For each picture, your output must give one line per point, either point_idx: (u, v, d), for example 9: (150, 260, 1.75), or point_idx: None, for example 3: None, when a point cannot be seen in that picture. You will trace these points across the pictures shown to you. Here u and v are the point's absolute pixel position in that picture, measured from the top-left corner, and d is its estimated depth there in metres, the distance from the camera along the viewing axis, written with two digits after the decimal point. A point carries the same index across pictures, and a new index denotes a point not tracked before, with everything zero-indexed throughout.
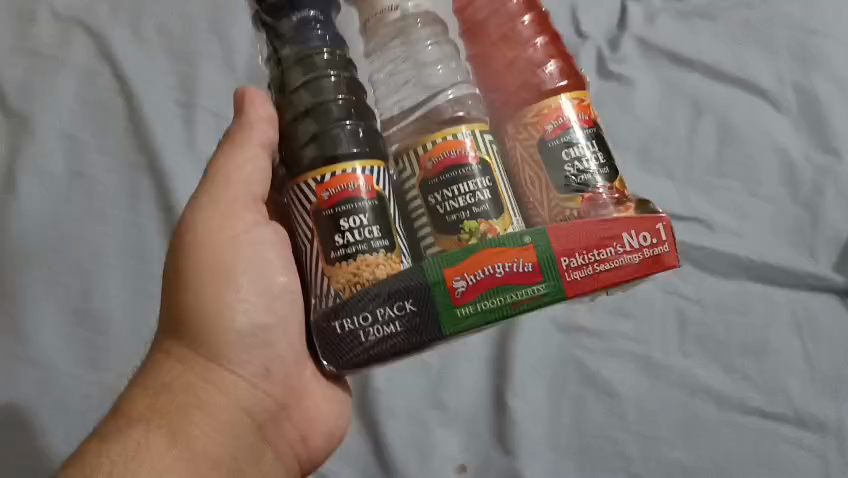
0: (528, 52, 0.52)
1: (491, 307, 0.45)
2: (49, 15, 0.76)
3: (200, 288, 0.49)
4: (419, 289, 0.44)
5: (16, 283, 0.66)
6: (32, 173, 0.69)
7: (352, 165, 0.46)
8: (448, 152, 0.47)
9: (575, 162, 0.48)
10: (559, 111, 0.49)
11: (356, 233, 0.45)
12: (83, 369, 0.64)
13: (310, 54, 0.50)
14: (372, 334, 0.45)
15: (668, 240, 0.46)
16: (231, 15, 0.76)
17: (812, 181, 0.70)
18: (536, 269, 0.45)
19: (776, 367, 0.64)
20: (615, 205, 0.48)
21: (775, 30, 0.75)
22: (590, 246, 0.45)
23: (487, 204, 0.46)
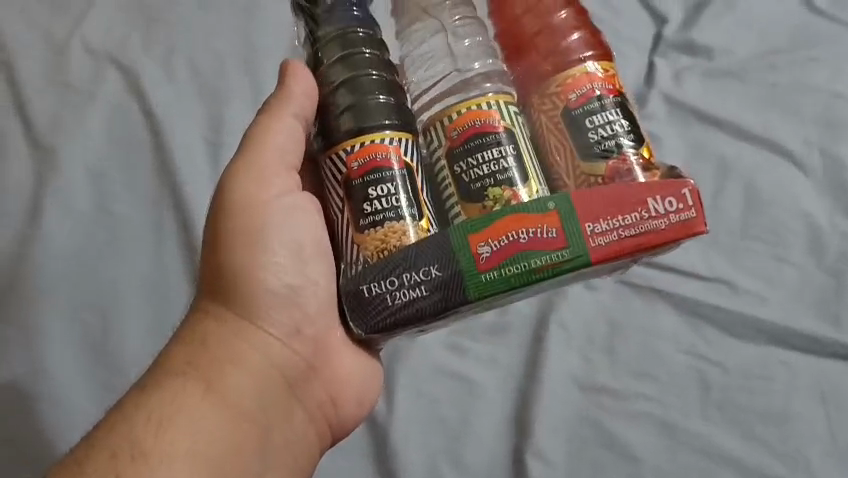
0: (554, 23, 0.54)
1: (515, 271, 0.48)
2: (82, 49, 0.76)
3: (235, 249, 0.53)
4: (443, 256, 0.48)
5: (35, 318, 0.65)
6: (57, 207, 0.69)
7: (382, 135, 0.51)
8: (473, 122, 0.51)
9: (599, 129, 0.51)
10: (582, 81, 0.52)
11: (383, 201, 0.50)
12: (99, 408, 0.63)
13: (347, 33, 0.54)
14: (402, 296, 0.49)
15: (694, 205, 0.49)
16: (262, 57, 0.76)
17: (837, 247, 0.69)
18: (559, 234, 0.48)
19: (798, 436, 0.64)
20: (642, 170, 0.51)
21: (802, 94, 0.76)
22: (614, 213, 0.49)
23: (510, 171, 0.50)
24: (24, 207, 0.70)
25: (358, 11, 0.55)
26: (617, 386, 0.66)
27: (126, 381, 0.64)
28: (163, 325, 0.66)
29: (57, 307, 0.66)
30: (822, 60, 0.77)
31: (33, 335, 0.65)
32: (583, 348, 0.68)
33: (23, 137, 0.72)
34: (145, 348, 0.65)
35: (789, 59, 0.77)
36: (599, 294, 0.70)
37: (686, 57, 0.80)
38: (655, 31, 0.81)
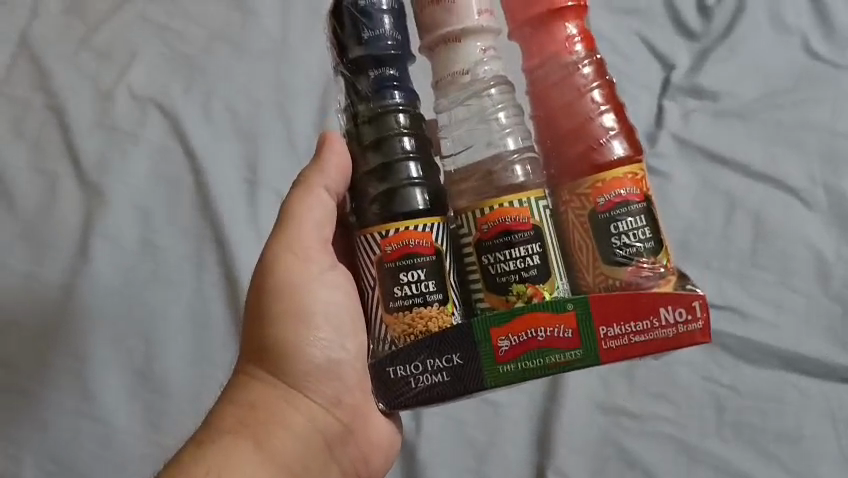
0: (593, 124, 0.55)
1: (530, 366, 0.52)
2: (128, 95, 0.82)
3: (282, 321, 0.57)
4: (466, 347, 0.52)
5: (84, 346, 0.70)
6: (106, 241, 0.74)
7: (416, 223, 0.53)
8: (505, 218, 0.52)
9: (623, 236, 0.53)
10: (613, 186, 0.53)
11: (412, 286, 0.52)
12: (145, 430, 0.68)
13: (385, 113, 0.56)
14: (424, 381, 0.52)
15: (702, 318, 0.52)
16: (296, 100, 0.81)
17: (844, 276, 0.73)
18: (574, 334, 0.51)
19: (810, 456, 0.67)
20: (657, 277, 0.53)
21: (805, 133, 0.80)
22: (627, 319, 0.51)
23: (535, 268, 0.52)
24: (74, 243, 0.75)
25: (398, 89, 0.56)
26: (636, 408, 0.69)
27: (170, 406, 0.69)
28: (202, 354, 0.71)
29: (105, 336, 0.71)
30: (824, 101, 0.81)
31: (84, 363, 0.70)
32: (602, 371, 0.71)
33: (73, 177, 0.78)
34: (186, 376, 0.70)
35: (792, 100, 0.82)
36: None
37: (693, 99, 0.84)
38: (664, 75, 0.86)
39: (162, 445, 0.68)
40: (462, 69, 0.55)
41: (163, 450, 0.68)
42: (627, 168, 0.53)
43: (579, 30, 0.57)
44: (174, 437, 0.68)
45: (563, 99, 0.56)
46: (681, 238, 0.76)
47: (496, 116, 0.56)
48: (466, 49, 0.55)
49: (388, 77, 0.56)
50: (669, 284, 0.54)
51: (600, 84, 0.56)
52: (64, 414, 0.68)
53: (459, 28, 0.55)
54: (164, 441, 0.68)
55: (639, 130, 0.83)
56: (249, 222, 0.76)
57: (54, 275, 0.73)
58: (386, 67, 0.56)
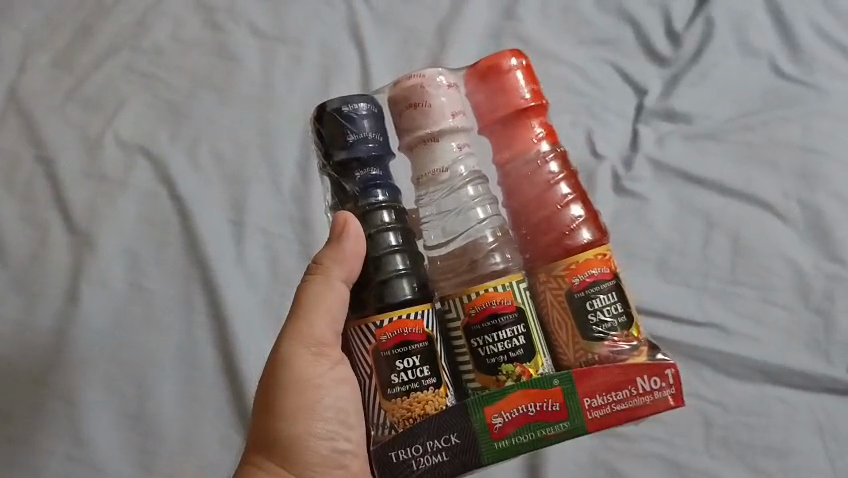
0: (562, 214, 0.61)
1: (523, 440, 0.56)
2: (115, 143, 0.84)
3: (292, 414, 0.58)
4: (463, 427, 0.56)
5: (76, 389, 0.71)
6: (95, 286, 0.75)
7: (410, 311, 0.57)
8: (491, 302, 0.57)
9: (597, 311, 0.58)
10: (586, 268, 0.58)
11: (409, 372, 0.56)
12: (137, 470, 0.68)
13: (371, 211, 0.61)
14: (426, 462, 0.56)
15: (674, 384, 0.58)
16: (278, 141, 0.83)
17: (823, 289, 0.74)
18: (561, 408, 0.56)
19: (799, 469, 0.67)
20: (631, 349, 0.59)
21: (777, 151, 0.82)
22: (609, 390, 0.57)
23: (521, 349, 0.57)
24: (64, 288, 0.76)
25: (382, 188, 0.61)
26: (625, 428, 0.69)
27: (162, 445, 0.69)
28: (191, 394, 0.71)
29: (97, 380, 0.72)
30: (793, 119, 0.83)
31: (76, 407, 0.70)
32: None
33: (62, 224, 0.79)
34: (177, 416, 0.70)
35: (762, 119, 0.84)
36: None
37: (667, 123, 0.87)
38: (637, 101, 0.89)
39: None
40: (443, 167, 0.61)
41: None
42: (596, 250, 0.59)
43: (541, 126, 0.64)
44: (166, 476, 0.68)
45: (533, 192, 0.63)
46: (661, 259, 0.78)
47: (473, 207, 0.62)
48: (444, 148, 0.61)
49: (372, 177, 0.61)
50: (642, 355, 0.59)
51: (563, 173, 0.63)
52: (56, 459, 0.69)
53: (437, 130, 0.61)
54: None
55: (616, 155, 0.85)
56: (235, 261, 0.77)
57: (44, 321, 0.74)
58: (370, 168, 0.61)
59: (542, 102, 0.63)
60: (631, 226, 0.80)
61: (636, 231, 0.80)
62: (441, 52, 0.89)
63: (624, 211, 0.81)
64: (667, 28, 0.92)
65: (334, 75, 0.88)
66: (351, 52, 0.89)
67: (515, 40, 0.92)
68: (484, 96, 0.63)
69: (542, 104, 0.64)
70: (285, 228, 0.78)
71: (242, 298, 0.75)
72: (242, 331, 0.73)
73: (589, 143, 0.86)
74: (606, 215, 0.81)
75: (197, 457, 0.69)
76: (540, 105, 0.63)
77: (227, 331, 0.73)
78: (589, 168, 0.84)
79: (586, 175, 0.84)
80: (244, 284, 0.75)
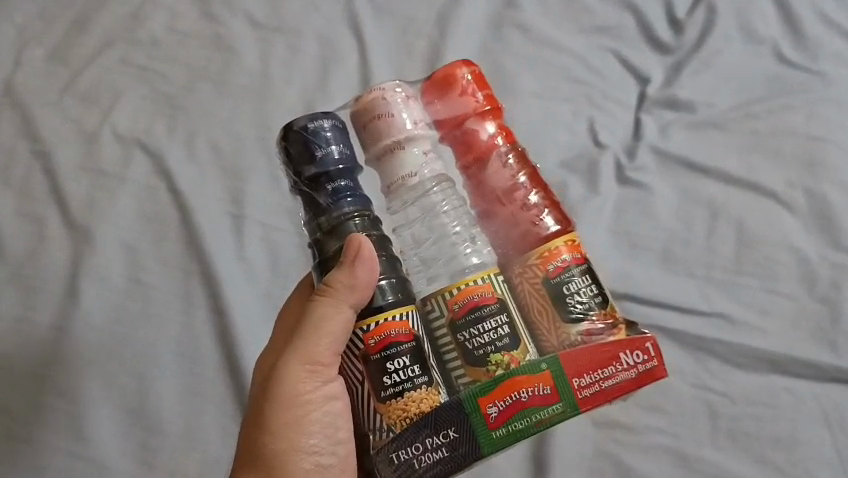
0: (528, 202, 0.57)
1: (521, 429, 0.50)
2: (112, 136, 0.83)
3: (280, 430, 0.55)
4: (459, 421, 0.50)
5: (76, 385, 0.70)
6: (94, 281, 0.75)
7: (395, 312, 0.52)
8: (472, 296, 0.52)
9: (574, 295, 0.53)
10: (558, 253, 0.54)
11: (400, 373, 0.50)
12: (138, 467, 0.67)
13: (342, 222, 0.55)
14: (426, 461, 0.50)
15: (656, 354, 0.53)
16: (277, 134, 0.82)
17: (828, 277, 0.73)
18: (554, 392, 0.51)
19: (806, 460, 0.66)
20: (610, 328, 0.54)
21: (781, 139, 0.81)
22: (596, 367, 0.51)
23: (507, 337, 0.52)
24: (62, 284, 0.75)
25: (353, 198, 0.55)
26: (629, 420, 0.69)
27: (163, 441, 0.68)
28: (192, 389, 0.70)
29: (97, 377, 0.71)
30: (797, 107, 0.83)
31: (77, 404, 0.70)
32: None
33: (59, 219, 0.78)
34: (178, 412, 0.69)
35: (765, 107, 0.83)
36: None
37: (669, 112, 0.86)
38: (639, 90, 0.88)
39: None
40: (410, 171, 0.56)
41: None
42: (563, 235, 0.55)
43: (500, 124, 0.60)
44: (167, 472, 0.67)
45: (498, 186, 0.58)
46: (665, 250, 0.77)
47: (446, 212, 0.57)
48: (409, 154, 0.56)
49: (342, 188, 0.55)
50: (621, 333, 0.54)
51: (526, 168, 0.59)
52: (57, 457, 0.68)
53: (401, 136, 0.56)
54: None
55: (619, 145, 0.85)
56: (235, 255, 0.76)
57: (44, 318, 0.74)
58: (338, 179, 0.55)
59: (495, 103, 0.60)
60: (634, 216, 0.79)
61: (639, 222, 0.79)
62: (441, 41, 0.89)
63: (627, 201, 0.80)
64: (669, 15, 0.91)
65: (332, 66, 0.87)
66: (349, 42, 0.88)
67: (517, 30, 0.91)
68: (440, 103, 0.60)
69: (497, 105, 0.60)
70: (284, 221, 0.77)
71: (242, 293, 0.74)
72: (243, 326, 0.72)
73: (592, 133, 0.85)
74: (609, 206, 0.80)
75: (198, 453, 0.68)
76: (495, 106, 0.60)
77: (228, 325, 0.72)
78: (593, 157, 0.83)
79: (589, 165, 0.83)
80: (244, 279, 0.75)
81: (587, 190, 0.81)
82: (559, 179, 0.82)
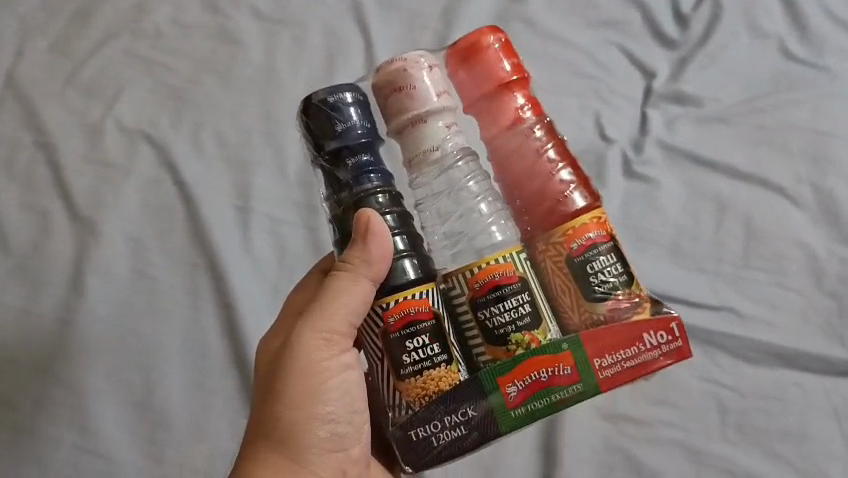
0: (556, 178, 0.56)
1: (539, 406, 0.52)
2: (116, 129, 0.82)
3: (296, 400, 0.55)
4: (478, 398, 0.52)
5: (82, 379, 0.70)
6: (99, 274, 0.74)
7: (415, 290, 0.53)
8: (494, 275, 0.52)
9: (598, 274, 0.54)
10: (583, 232, 0.54)
11: (420, 352, 0.52)
12: (147, 461, 0.67)
13: (366, 197, 0.55)
14: (445, 437, 0.52)
15: (681, 335, 0.55)
16: (282, 128, 0.81)
17: (837, 272, 0.73)
18: (574, 372, 0.53)
19: (815, 454, 0.66)
20: (636, 305, 0.55)
21: (788, 134, 0.81)
22: (617, 348, 0.53)
23: (529, 316, 0.52)
24: (67, 277, 0.74)
25: (376, 173, 0.55)
26: (640, 415, 0.69)
27: (172, 435, 0.68)
28: (200, 382, 0.70)
29: (103, 370, 0.70)
30: (804, 101, 0.83)
31: (83, 398, 0.69)
32: None
33: (63, 212, 0.78)
34: (186, 406, 0.69)
35: (772, 102, 0.83)
36: None
37: (675, 106, 0.86)
38: (645, 84, 0.88)
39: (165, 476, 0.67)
40: (432, 145, 0.55)
41: None
42: (591, 213, 0.55)
43: (525, 95, 0.58)
44: (176, 466, 0.67)
45: (524, 162, 0.58)
46: (673, 244, 0.77)
47: (468, 188, 0.57)
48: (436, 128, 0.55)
49: (364, 164, 0.55)
50: (646, 311, 0.55)
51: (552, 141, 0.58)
52: (64, 451, 0.67)
53: (423, 110, 0.55)
54: (165, 472, 0.67)
55: (625, 139, 0.85)
56: (242, 247, 0.75)
57: (48, 311, 0.73)
58: (361, 153, 0.55)
59: (522, 73, 0.58)
60: (642, 210, 0.79)
61: (647, 216, 0.79)
62: (446, 31, 0.88)
63: (635, 195, 0.80)
64: (674, 10, 0.91)
65: (338, 58, 0.86)
66: (355, 34, 0.88)
67: (523, 23, 0.91)
68: (464, 73, 0.58)
69: (523, 76, 0.58)
70: (291, 214, 0.77)
71: (250, 286, 0.73)
72: (251, 319, 0.71)
73: (598, 127, 0.85)
74: (617, 201, 0.80)
75: (208, 446, 0.68)
76: (522, 76, 0.58)
77: (236, 318, 0.72)
78: (600, 151, 0.83)
79: (596, 159, 0.83)
80: (252, 272, 0.74)
81: (595, 185, 0.81)
82: None
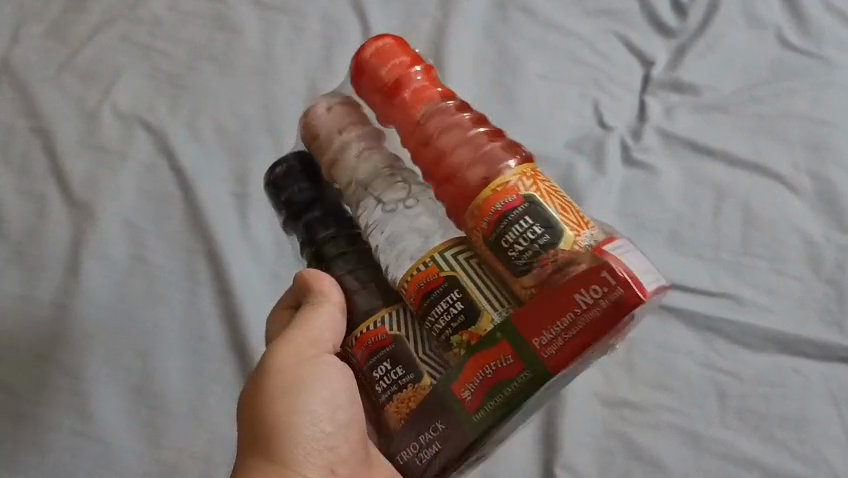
0: (471, 143, 0.53)
1: (498, 403, 0.48)
2: (113, 114, 0.82)
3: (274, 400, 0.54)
4: (441, 411, 0.50)
5: (79, 364, 0.69)
6: (97, 259, 0.74)
7: (375, 319, 0.55)
8: (420, 283, 0.51)
9: (517, 242, 0.48)
10: (495, 200, 0.49)
11: (386, 377, 0.53)
12: (146, 446, 0.67)
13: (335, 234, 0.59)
14: (428, 455, 0.51)
15: (620, 280, 0.44)
16: (280, 110, 0.82)
17: (834, 259, 0.74)
18: (516, 360, 0.47)
19: (815, 439, 0.66)
20: (569, 262, 0.47)
21: (787, 121, 0.81)
22: (553, 319, 0.46)
23: (462, 312, 0.50)
24: (64, 262, 0.74)
25: (334, 220, 0.59)
26: (639, 399, 0.69)
27: (170, 421, 0.67)
28: (198, 368, 0.69)
29: (102, 356, 0.70)
30: (802, 91, 0.83)
31: (80, 382, 0.68)
32: (600, 362, 0.71)
33: (60, 197, 0.77)
34: (184, 391, 0.69)
35: (770, 92, 0.84)
36: None
37: (675, 94, 0.86)
38: (644, 73, 0.88)
39: (163, 461, 0.66)
40: (349, 172, 0.57)
41: (164, 466, 0.66)
42: (500, 171, 0.50)
43: (426, 74, 0.56)
44: (175, 451, 0.67)
45: (440, 136, 0.53)
46: (672, 231, 0.77)
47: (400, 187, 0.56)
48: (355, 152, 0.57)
49: (315, 218, 0.59)
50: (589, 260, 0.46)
51: (465, 113, 0.55)
52: (63, 436, 0.67)
53: (333, 149, 0.58)
54: (163, 457, 0.66)
55: (624, 126, 0.85)
56: (240, 233, 0.75)
57: (46, 296, 0.72)
58: (313, 209, 0.59)
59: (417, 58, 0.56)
60: (642, 198, 0.79)
61: (648, 203, 0.79)
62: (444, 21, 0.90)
63: (635, 183, 0.80)
64: None
65: (336, 45, 0.86)
66: (353, 19, 0.87)
67: (521, 12, 0.91)
68: (363, 83, 0.56)
69: (422, 60, 0.56)
70: None
71: (248, 272, 0.73)
72: (249, 305, 0.71)
73: (596, 114, 0.85)
74: (616, 188, 0.80)
75: (206, 432, 0.67)
76: (419, 60, 0.56)
77: (234, 304, 0.71)
78: (598, 138, 0.83)
79: (595, 147, 0.83)
80: (250, 255, 0.74)
81: (594, 172, 0.81)
82: (565, 161, 0.82)
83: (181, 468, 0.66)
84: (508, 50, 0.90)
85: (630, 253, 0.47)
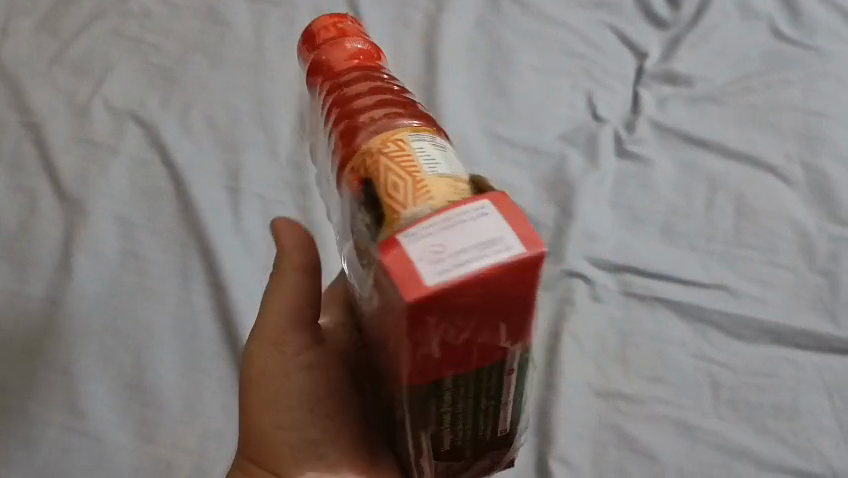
0: (356, 116, 0.41)
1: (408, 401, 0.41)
2: (103, 108, 0.82)
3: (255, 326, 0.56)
4: (389, 407, 0.46)
5: (70, 358, 0.69)
6: (87, 253, 0.73)
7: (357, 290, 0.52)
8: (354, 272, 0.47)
9: (363, 226, 0.39)
10: (349, 185, 0.40)
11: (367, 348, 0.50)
12: (135, 440, 0.66)
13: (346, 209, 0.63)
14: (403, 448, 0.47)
15: (404, 266, 0.33)
16: (275, 107, 0.83)
17: (827, 250, 0.74)
18: (392, 359, 0.40)
19: (809, 428, 0.66)
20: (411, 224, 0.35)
21: (779, 114, 0.82)
22: (387, 315, 0.37)
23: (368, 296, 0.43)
24: (54, 256, 0.73)
25: None
26: (633, 392, 0.69)
27: (161, 415, 0.67)
28: (191, 363, 0.69)
29: (93, 350, 0.69)
30: (795, 82, 0.84)
31: (70, 377, 0.68)
32: (596, 357, 0.70)
33: (50, 191, 0.76)
34: (175, 385, 0.68)
35: (764, 82, 0.85)
36: (607, 306, 0.73)
37: (668, 87, 0.86)
38: (637, 65, 0.88)
39: (152, 455, 0.65)
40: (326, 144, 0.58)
41: (152, 460, 0.65)
42: (389, 135, 0.39)
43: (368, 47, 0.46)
44: (164, 445, 0.66)
45: (341, 108, 0.43)
46: (665, 223, 0.77)
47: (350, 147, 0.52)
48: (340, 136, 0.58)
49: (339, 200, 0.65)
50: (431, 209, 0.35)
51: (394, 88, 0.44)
52: (52, 431, 0.66)
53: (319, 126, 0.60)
54: (154, 452, 0.65)
55: (617, 117, 0.85)
56: (233, 228, 0.75)
57: (37, 291, 0.72)
58: None
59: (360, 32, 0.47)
60: (635, 189, 0.79)
61: (641, 194, 0.79)
62: (437, 14, 0.91)
63: (627, 174, 0.80)
64: None
65: None
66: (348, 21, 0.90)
67: (515, 6, 0.92)
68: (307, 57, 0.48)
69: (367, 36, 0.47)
70: (283, 195, 0.77)
71: (241, 267, 0.73)
72: (242, 300, 0.71)
73: (590, 105, 0.85)
74: (609, 180, 0.80)
75: (199, 426, 0.67)
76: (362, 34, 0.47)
77: (226, 298, 0.71)
78: (592, 129, 0.83)
79: (588, 139, 0.83)
80: (243, 250, 0.74)
81: (587, 163, 0.81)
82: (558, 153, 0.82)
83: (171, 460, 0.65)
84: (501, 41, 0.90)
85: (503, 218, 0.34)
